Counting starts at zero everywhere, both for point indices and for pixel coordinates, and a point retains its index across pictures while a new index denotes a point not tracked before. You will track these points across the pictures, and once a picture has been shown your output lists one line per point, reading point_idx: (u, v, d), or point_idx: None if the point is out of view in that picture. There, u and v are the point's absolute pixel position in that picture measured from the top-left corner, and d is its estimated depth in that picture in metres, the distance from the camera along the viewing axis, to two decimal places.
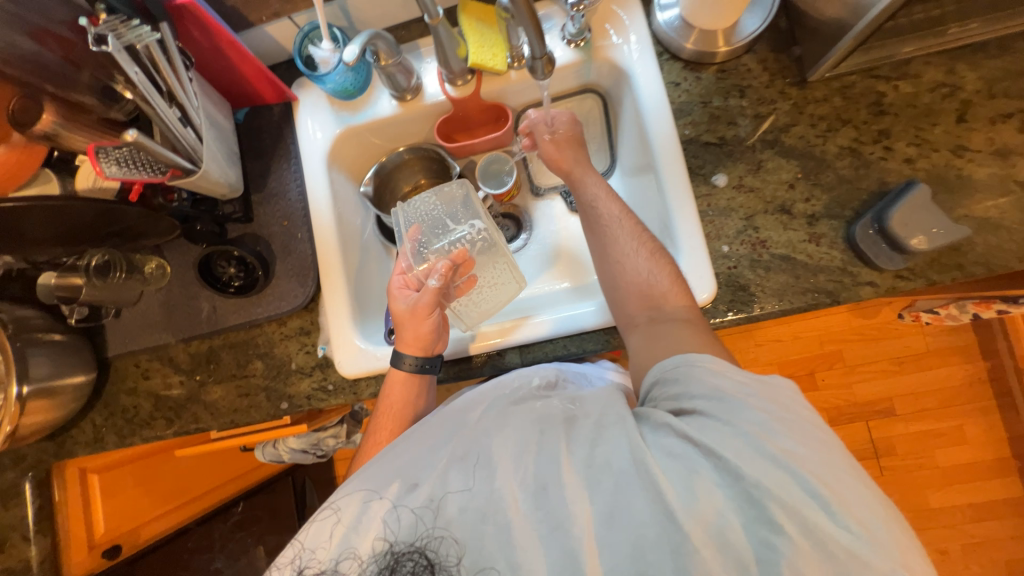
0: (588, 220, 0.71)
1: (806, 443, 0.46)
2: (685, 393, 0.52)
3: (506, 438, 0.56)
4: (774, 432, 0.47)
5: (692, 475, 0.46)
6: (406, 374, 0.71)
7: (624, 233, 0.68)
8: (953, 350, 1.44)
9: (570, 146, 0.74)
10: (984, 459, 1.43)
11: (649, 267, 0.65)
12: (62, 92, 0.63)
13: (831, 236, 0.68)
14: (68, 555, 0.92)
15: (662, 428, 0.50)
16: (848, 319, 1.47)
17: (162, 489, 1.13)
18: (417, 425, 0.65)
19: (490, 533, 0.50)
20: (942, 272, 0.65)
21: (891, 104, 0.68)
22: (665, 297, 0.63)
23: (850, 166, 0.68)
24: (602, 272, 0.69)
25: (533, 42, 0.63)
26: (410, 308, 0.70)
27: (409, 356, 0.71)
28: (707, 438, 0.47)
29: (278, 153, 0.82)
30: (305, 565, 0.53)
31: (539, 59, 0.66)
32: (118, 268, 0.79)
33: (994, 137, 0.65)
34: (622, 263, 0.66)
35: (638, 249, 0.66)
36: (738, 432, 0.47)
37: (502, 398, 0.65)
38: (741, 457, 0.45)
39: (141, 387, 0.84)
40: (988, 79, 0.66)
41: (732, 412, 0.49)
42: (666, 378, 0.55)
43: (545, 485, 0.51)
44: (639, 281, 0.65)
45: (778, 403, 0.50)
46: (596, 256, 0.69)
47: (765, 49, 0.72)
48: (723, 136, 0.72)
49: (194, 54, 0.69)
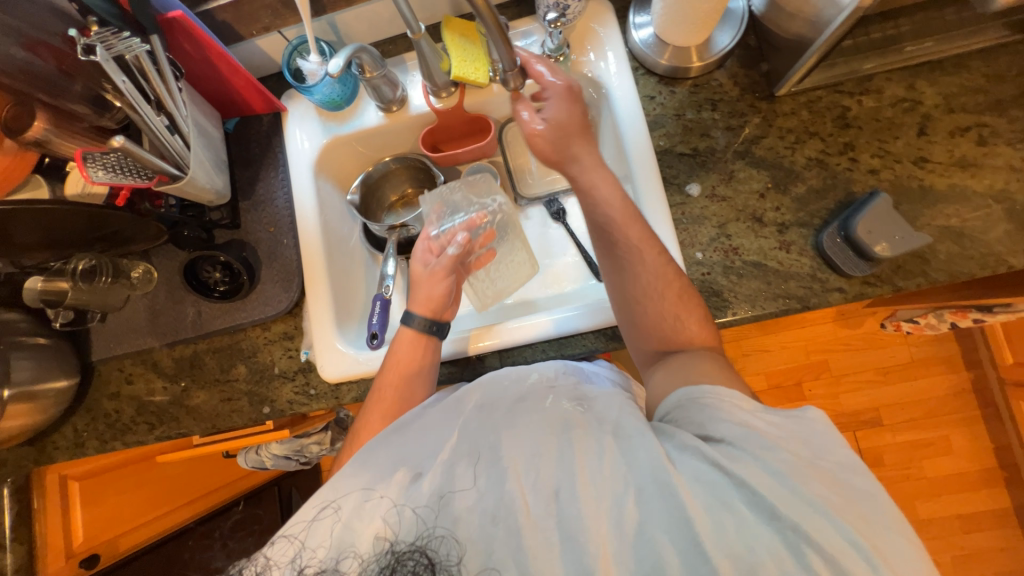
0: (603, 241, 0.67)
1: (845, 493, 0.45)
2: (712, 422, 0.51)
3: (516, 438, 0.56)
4: (810, 475, 0.45)
5: (722, 505, 0.45)
6: (413, 333, 0.71)
7: (646, 265, 0.64)
8: (936, 360, 1.46)
9: (576, 136, 0.68)
10: (970, 469, 1.43)
11: (675, 311, 0.63)
12: (53, 100, 0.64)
13: (800, 244, 0.70)
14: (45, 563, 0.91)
15: (688, 449, 0.49)
16: (833, 329, 1.48)
17: (144, 498, 1.13)
18: (418, 415, 0.64)
19: (501, 536, 0.50)
20: (907, 278, 0.67)
21: (855, 118, 0.71)
22: (689, 340, 0.63)
23: (818, 177, 0.71)
24: (621, 310, 0.67)
25: (501, 50, 0.64)
26: (430, 270, 0.73)
27: (419, 316, 0.71)
28: (736, 467, 0.46)
29: (267, 161, 0.84)
30: (305, 564, 0.51)
31: (510, 72, 0.67)
32: (104, 273, 0.79)
33: (953, 149, 0.68)
34: (643, 305, 0.64)
35: (663, 292, 0.63)
36: (768, 465, 0.46)
37: (506, 394, 0.64)
38: (773, 492, 0.44)
39: (124, 391, 0.84)
40: (946, 95, 0.69)
41: (764, 448, 0.47)
42: (689, 406, 0.54)
43: (558, 490, 0.51)
44: (662, 326, 0.63)
45: (811, 441, 0.48)
46: (615, 292, 0.67)
47: (735, 65, 0.76)
48: (697, 147, 0.75)
49: (185, 66, 0.71)
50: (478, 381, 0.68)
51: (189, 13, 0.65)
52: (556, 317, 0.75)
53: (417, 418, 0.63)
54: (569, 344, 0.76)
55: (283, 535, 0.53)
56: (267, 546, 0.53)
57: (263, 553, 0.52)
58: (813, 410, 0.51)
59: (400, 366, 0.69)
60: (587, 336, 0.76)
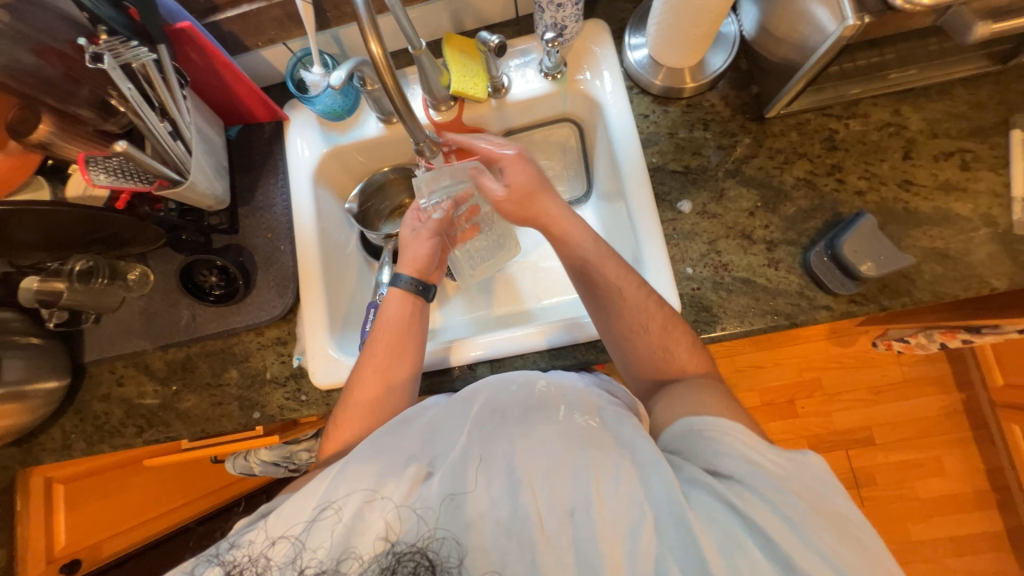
0: (584, 282, 0.69)
1: (855, 549, 0.46)
2: (722, 459, 0.51)
3: (532, 449, 0.55)
4: (820, 523, 0.47)
5: (736, 547, 0.46)
6: (401, 292, 0.75)
7: (629, 303, 0.65)
8: (928, 380, 1.47)
9: (541, 193, 0.70)
10: (962, 491, 1.43)
11: (661, 343, 0.65)
12: (61, 104, 0.66)
13: (788, 261, 0.71)
14: (25, 566, 0.90)
15: (702, 484, 0.50)
16: (826, 346, 1.49)
17: (127, 505, 1.10)
18: (426, 416, 0.62)
19: (514, 549, 0.50)
20: (893, 298, 0.68)
21: (843, 140, 0.73)
22: (682, 369, 0.65)
23: (806, 197, 0.72)
24: (612, 343, 0.68)
25: (414, 131, 0.66)
26: (415, 233, 0.78)
27: (406, 276, 0.75)
28: (751, 510, 0.47)
29: (267, 168, 0.85)
30: (305, 564, 0.52)
31: (426, 142, 0.71)
32: (100, 274, 0.79)
33: (937, 173, 0.70)
34: (631, 340, 0.66)
35: (648, 325, 0.65)
36: (782, 512, 0.47)
37: (518, 399, 0.62)
38: (787, 540, 0.45)
39: (115, 393, 0.84)
40: (930, 120, 0.72)
41: (777, 492, 0.48)
42: (696, 439, 0.54)
43: (573, 509, 0.51)
44: (652, 356, 0.66)
45: (817, 487, 0.49)
46: (603, 326, 0.68)
47: (727, 86, 0.78)
48: (688, 165, 0.76)
49: (190, 74, 0.73)
50: (483, 379, 0.65)
51: (197, 24, 0.67)
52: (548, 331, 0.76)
53: (425, 421, 0.62)
54: (560, 355, 0.77)
55: (283, 535, 0.53)
56: (266, 545, 0.53)
57: (264, 553, 0.53)
58: (812, 454, 0.52)
59: (392, 324, 0.73)
60: (579, 348, 0.77)
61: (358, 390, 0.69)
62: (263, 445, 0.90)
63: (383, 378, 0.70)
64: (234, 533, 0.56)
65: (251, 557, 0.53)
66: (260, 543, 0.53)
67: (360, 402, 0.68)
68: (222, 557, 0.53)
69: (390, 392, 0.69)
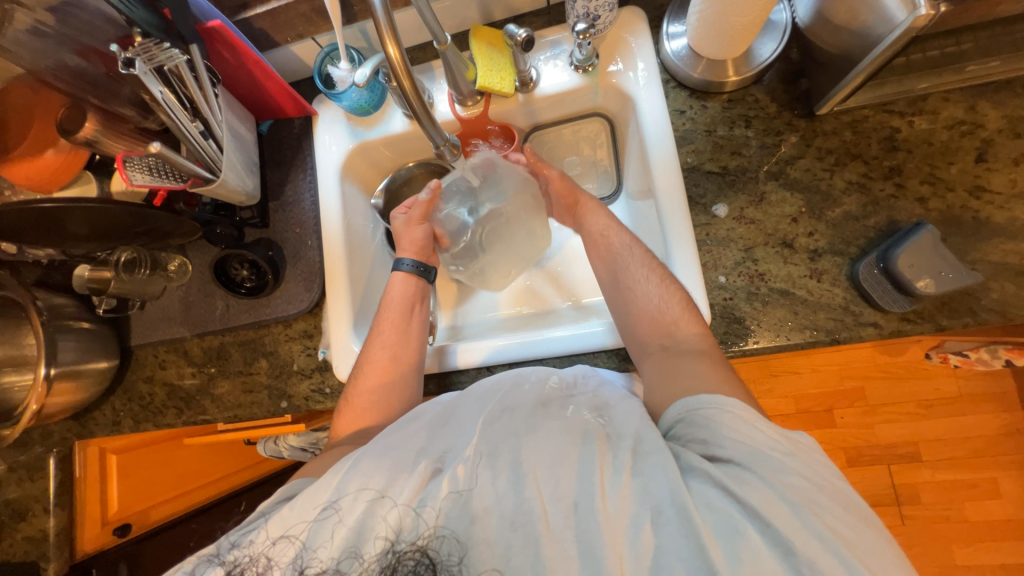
0: (599, 248, 0.74)
1: (854, 525, 0.45)
2: (715, 439, 0.50)
3: (538, 444, 0.54)
4: (822, 504, 0.45)
5: (737, 535, 0.44)
6: (406, 274, 0.80)
7: (633, 257, 0.69)
8: (987, 397, 1.35)
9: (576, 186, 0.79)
10: (1018, 517, 1.32)
11: (660, 293, 0.65)
12: (104, 104, 0.70)
13: (833, 273, 0.66)
14: (82, 528, 0.98)
15: (701, 473, 0.48)
16: (873, 355, 1.39)
17: (173, 474, 1.21)
18: (437, 409, 0.65)
19: (519, 545, 0.49)
20: (953, 318, 0.62)
21: (905, 140, 0.66)
22: (676, 324, 0.63)
23: (857, 203, 0.66)
24: (612, 298, 0.70)
25: (432, 131, 0.62)
26: (406, 222, 0.83)
27: (408, 258, 0.81)
28: (748, 494, 0.45)
29: (296, 164, 0.86)
30: (306, 564, 0.52)
31: (445, 147, 0.66)
32: (143, 264, 0.85)
33: (1017, 178, 0.62)
34: (632, 289, 0.67)
35: (649, 275, 0.67)
36: (779, 492, 0.45)
37: (528, 399, 0.62)
38: (786, 524, 0.43)
39: (157, 376, 0.89)
40: (1012, 118, 0.63)
41: (772, 471, 0.47)
42: (692, 420, 0.53)
43: (577, 503, 0.49)
44: (649, 308, 0.65)
45: (812, 466, 0.48)
46: (608, 281, 0.71)
47: (774, 79, 0.72)
48: (726, 165, 0.71)
49: (223, 72, 0.74)
50: (494, 377, 0.68)
51: (227, 23, 0.67)
52: (569, 334, 0.75)
53: (429, 417, 0.63)
54: (581, 360, 0.76)
55: (284, 535, 0.54)
56: (267, 545, 0.54)
57: (264, 553, 0.53)
58: (801, 433, 0.51)
59: (399, 302, 0.78)
60: (600, 355, 0.75)
61: (368, 366, 0.72)
62: (290, 432, 0.94)
63: (390, 353, 0.73)
64: (240, 532, 0.57)
65: (252, 557, 0.54)
66: (261, 543, 0.54)
67: (374, 377, 0.71)
68: (222, 558, 0.55)
69: (398, 364, 0.73)
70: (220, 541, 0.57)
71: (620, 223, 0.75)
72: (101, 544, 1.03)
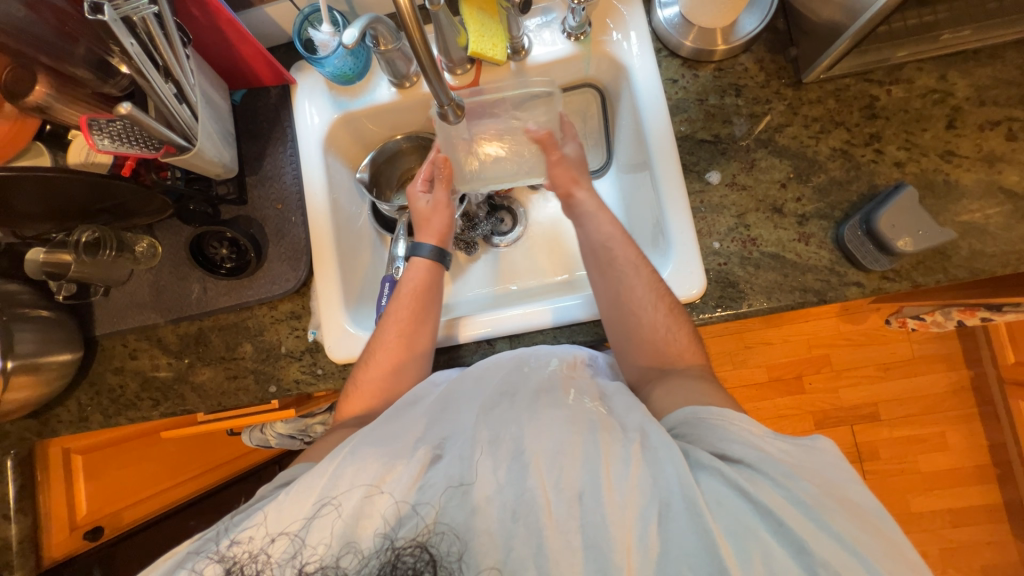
0: (600, 259, 0.70)
1: (867, 530, 0.45)
2: (725, 442, 0.51)
3: (539, 431, 0.54)
4: (832, 505, 0.46)
5: (747, 533, 0.45)
6: (426, 261, 0.76)
7: (639, 280, 0.67)
8: (938, 357, 1.46)
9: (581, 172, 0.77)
10: (964, 465, 1.45)
11: (665, 324, 0.65)
12: (56, 64, 0.62)
13: (820, 236, 0.69)
14: (48, 535, 0.92)
15: (711, 471, 0.49)
16: (837, 324, 1.48)
17: (145, 474, 1.14)
18: (439, 399, 0.63)
19: (521, 533, 0.48)
20: (926, 275, 0.66)
21: (883, 108, 0.69)
22: (680, 355, 0.64)
23: (841, 168, 0.69)
24: (617, 324, 0.68)
25: (438, 90, 0.60)
26: (432, 202, 0.79)
27: (428, 244, 0.77)
28: (761, 494, 0.46)
29: (275, 136, 0.81)
30: (305, 562, 0.50)
31: (449, 105, 0.64)
32: (107, 246, 0.76)
33: (982, 143, 0.67)
34: (638, 317, 0.66)
35: (655, 304, 0.66)
36: (790, 495, 0.47)
37: (529, 383, 0.62)
38: (801, 526, 0.45)
39: (128, 366, 0.83)
40: (977, 87, 0.68)
41: (784, 474, 0.48)
42: (698, 424, 0.54)
43: (581, 493, 0.49)
44: (655, 338, 0.65)
45: (818, 467, 0.49)
46: (607, 301, 0.68)
47: (762, 49, 0.73)
48: (718, 134, 0.73)
49: (193, 32, 0.69)
50: (497, 357, 0.69)
51: None
52: (563, 304, 0.75)
53: (427, 404, 0.62)
54: (579, 331, 0.76)
55: (283, 532, 0.52)
56: (266, 541, 0.51)
57: (263, 550, 0.51)
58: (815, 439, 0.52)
59: (414, 289, 0.74)
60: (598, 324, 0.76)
61: (379, 349, 0.70)
62: (278, 418, 0.90)
63: (404, 340, 0.71)
64: (233, 527, 0.54)
65: (251, 554, 0.51)
66: (260, 539, 0.51)
67: (380, 366, 0.69)
68: (220, 554, 0.51)
69: (410, 355, 0.71)
70: (212, 537, 0.54)
71: (625, 234, 0.71)
72: (72, 551, 0.98)
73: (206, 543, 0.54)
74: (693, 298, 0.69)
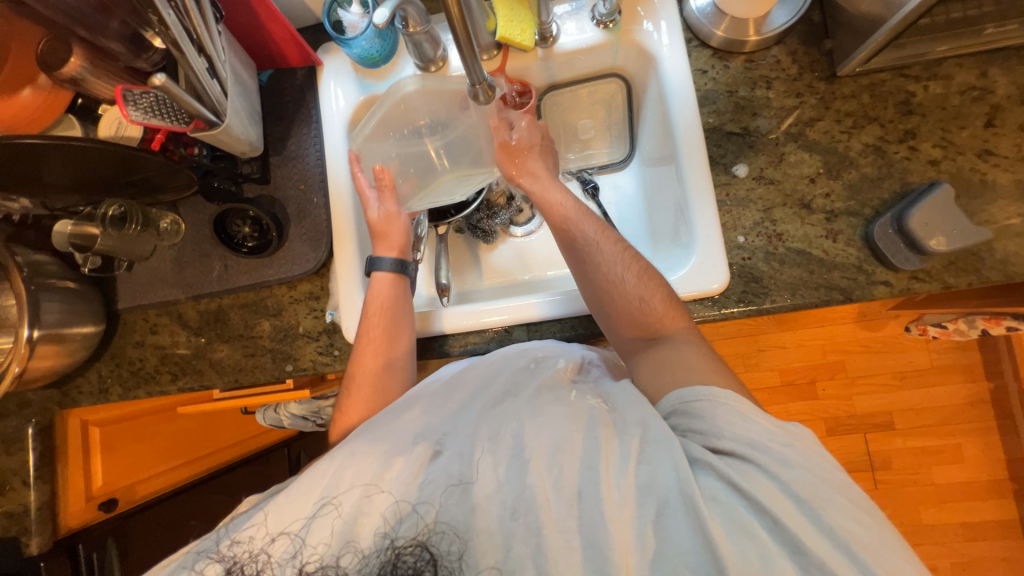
0: (564, 238, 0.72)
1: (871, 525, 0.45)
2: (715, 431, 0.50)
3: (540, 430, 0.53)
4: (833, 503, 0.45)
5: (746, 533, 0.44)
6: (387, 274, 0.75)
7: (606, 251, 0.68)
8: (955, 368, 1.43)
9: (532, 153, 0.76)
10: (979, 479, 1.42)
11: (639, 290, 0.65)
12: (91, 35, 0.63)
13: (848, 233, 0.67)
14: (65, 504, 0.93)
15: (707, 467, 0.48)
16: (854, 330, 1.45)
17: (159, 450, 1.16)
18: (435, 390, 0.63)
19: (520, 531, 0.48)
20: (958, 276, 0.64)
21: (920, 104, 0.68)
22: (660, 322, 0.63)
23: (873, 165, 0.68)
24: (588, 298, 0.68)
25: (473, 67, 0.59)
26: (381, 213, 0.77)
27: (386, 258, 0.75)
28: (754, 489, 0.45)
29: (299, 117, 0.82)
30: (305, 561, 0.51)
31: (479, 85, 0.63)
32: (133, 221, 0.79)
33: (1021, 143, 0.65)
34: (608, 287, 0.66)
35: (626, 271, 0.66)
36: (783, 487, 0.46)
37: (533, 379, 0.61)
38: (795, 521, 0.44)
39: (148, 341, 0.84)
40: (1020, 85, 0.66)
41: (780, 467, 0.47)
42: (691, 414, 0.53)
43: (581, 491, 0.49)
44: (631, 306, 0.64)
45: (812, 458, 0.48)
46: (580, 276, 0.68)
47: (795, 41, 0.72)
48: (746, 127, 0.72)
49: (224, 9, 0.69)
50: (502, 351, 0.67)
51: None
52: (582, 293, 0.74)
53: (430, 396, 0.62)
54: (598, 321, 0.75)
55: (283, 532, 0.52)
56: (266, 542, 0.52)
57: (264, 550, 0.52)
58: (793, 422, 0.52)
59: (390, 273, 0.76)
60: None
61: (364, 343, 0.71)
62: (292, 398, 0.91)
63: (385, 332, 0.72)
64: (233, 527, 0.55)
65: (251, 554, 0.52)
66: (260, 539, 0.52)
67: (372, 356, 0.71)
68: (221, 553, 0.53)
69: (392, 338, 0.72)
70: (215, 537, 0.55)
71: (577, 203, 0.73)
72: (87, 519, 0.97)
73: (207, 544, 0.55)
74: (716, 292, 0.68)
